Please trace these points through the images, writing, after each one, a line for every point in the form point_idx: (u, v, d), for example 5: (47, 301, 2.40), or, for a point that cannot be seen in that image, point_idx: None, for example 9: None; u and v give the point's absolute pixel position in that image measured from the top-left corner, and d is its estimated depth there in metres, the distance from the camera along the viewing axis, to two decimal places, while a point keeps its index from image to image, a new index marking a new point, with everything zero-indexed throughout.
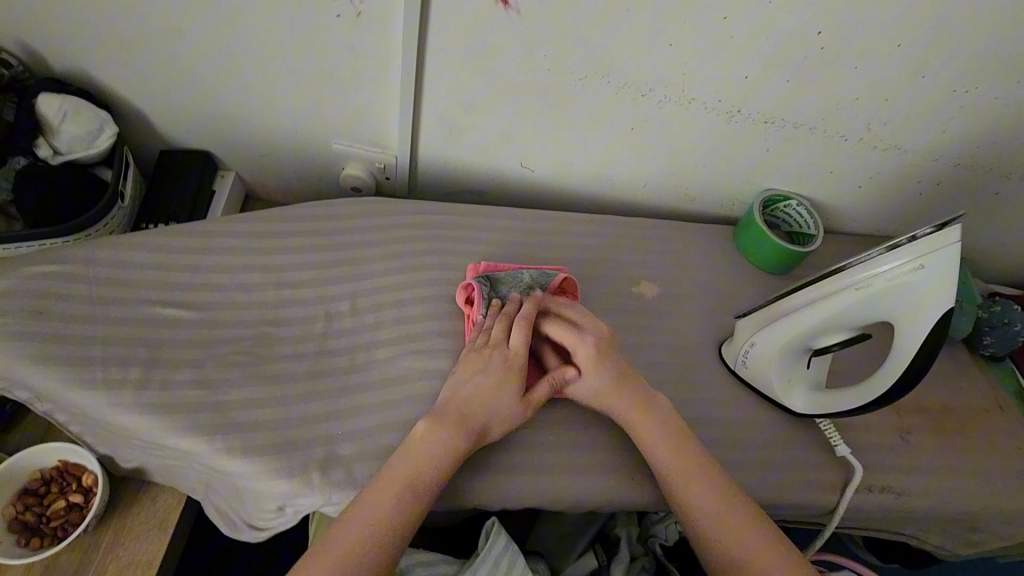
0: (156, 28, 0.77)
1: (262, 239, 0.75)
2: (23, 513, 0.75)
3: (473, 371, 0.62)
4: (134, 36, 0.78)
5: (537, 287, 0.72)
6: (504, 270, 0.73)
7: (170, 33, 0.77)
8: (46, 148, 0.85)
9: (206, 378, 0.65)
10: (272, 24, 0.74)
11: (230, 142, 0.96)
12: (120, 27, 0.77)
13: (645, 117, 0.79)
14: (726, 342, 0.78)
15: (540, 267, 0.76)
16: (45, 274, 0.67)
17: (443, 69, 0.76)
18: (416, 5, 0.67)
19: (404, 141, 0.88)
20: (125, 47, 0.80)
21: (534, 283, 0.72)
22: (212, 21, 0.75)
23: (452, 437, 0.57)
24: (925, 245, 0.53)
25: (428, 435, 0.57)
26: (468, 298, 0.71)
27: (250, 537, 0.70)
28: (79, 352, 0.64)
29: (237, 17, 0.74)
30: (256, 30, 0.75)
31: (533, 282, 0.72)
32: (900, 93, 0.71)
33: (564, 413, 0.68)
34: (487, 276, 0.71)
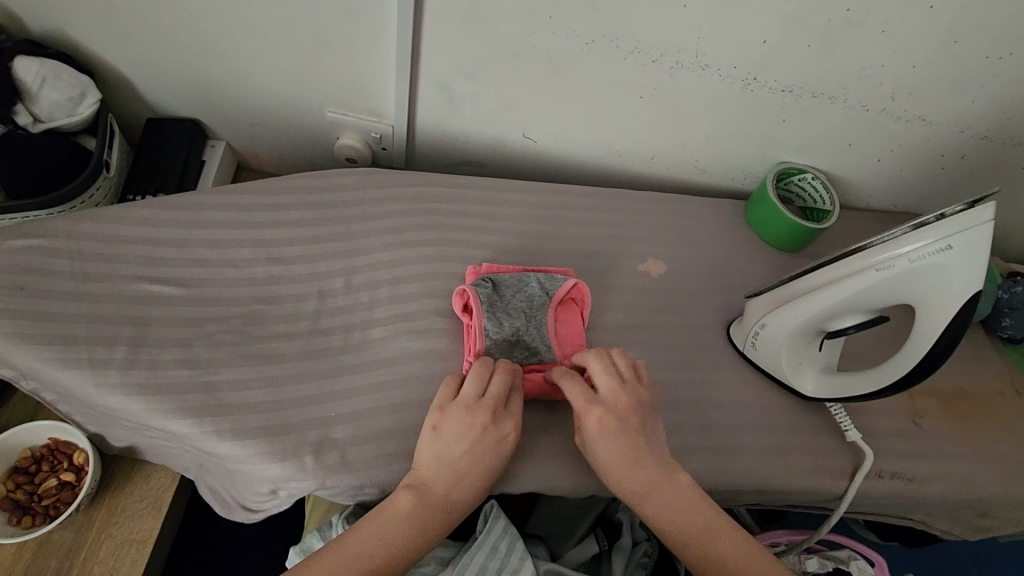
0: None
1: (252, 212, 0.72)
2: (14, 492, 0.74)
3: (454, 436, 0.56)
4: None
5: (545, 296, 0.68)
6: (507, 273, 0.69)
7: None
8: (26, 115, 0.80)
9: (194, 357, 0.62)
10: None
11: (219, 110, 0.92)
12: None
13: (654, 85, 0.75)
14: (735, 323, 0.75)
15: (549, 271, 0.72)
16: (24, 247, 0.64)
17: (441, 32, 0.72)
18: None
19: (401, 109, 0.84)
20: (104, 6, 0.75)
21: (541, 290, 0.68)
22: None
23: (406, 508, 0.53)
24: (955, 223, 0.50)
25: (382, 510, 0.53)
26: (465, 305, 0.67)
27: (245, 518, 0.68)
28: (62, 330, 0.61)
29: None
30: None
31: (541, 290, 0.68)
32: (929, 60, 0.67)
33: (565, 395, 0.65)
34: (489, 279, 0.68)
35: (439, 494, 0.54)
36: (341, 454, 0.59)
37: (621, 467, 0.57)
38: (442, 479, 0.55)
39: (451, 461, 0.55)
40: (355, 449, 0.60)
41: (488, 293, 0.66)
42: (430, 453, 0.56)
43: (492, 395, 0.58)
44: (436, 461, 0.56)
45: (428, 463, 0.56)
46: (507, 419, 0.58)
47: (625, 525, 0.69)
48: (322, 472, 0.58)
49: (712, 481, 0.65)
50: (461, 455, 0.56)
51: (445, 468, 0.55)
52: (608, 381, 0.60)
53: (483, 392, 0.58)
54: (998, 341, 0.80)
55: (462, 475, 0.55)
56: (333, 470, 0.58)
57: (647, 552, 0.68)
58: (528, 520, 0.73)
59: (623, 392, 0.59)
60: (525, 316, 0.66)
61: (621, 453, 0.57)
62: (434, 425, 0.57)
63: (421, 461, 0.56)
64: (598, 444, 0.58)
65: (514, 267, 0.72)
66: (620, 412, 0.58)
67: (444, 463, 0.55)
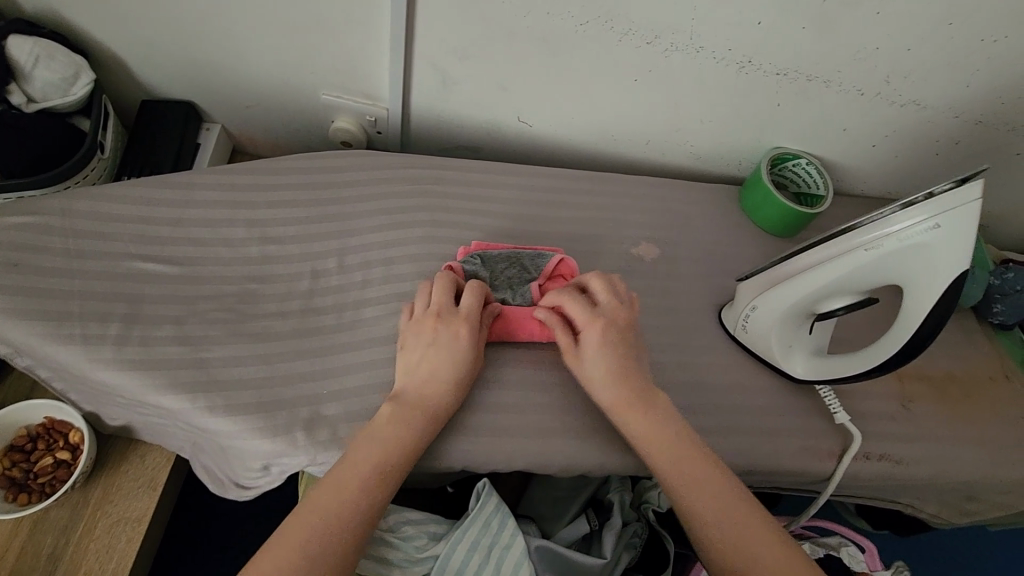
0: None
1: (245, 192, 0.72)
2: (11, 469, 0.74)
3: (421, 345, 0.60)
4: None
5: (532, 272, 0.68)
6: (497, 250, 0.69)
7: None
8: (19, 95, 0.80)
9: (187, 335, 0.63)
10: None
11: (215, 92, 0.92)
12: None
13: (649, 67, 0.74)
14: (727, 306, 0.75)
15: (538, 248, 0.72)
16: (17, 225, 0.64)
17: (435, 14, 0.72)
18: None
19: (395, 92, 0.84)
20: None
21: (528, 266, 0.68)
22: None
23: (402, 429, 0.55)
24: (943, 202, 0.50)
25: (380, 426, 0.55)
26: None
27: (238, 495, 0.69)
28: (55, 306, 0.61)
29: None
30: None
31: (528, 265, 0.68)
32: (923, 42, 0.67)
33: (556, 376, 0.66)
34: (479, 256, 0.68)
35: (415, 394, 0.58)
36: (333, 430, 0.60)
37: (610, 378, 0.59)
38: (415, 383, 0.58)
39: (418, 364, 0.59)
40: (346, 426, 0.60)
41: (478, 269, 0.66)
42: (401, 369, 0.60)
43: (437, 302, 0.61)
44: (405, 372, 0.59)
45: (403, 375, 0.59)
46: (453, 317, 0.60)
47: (615, 506, 0.69)
48: (314, 448, 0.59)
49: None
50: (422, 356, 0.59)
51: (415, 373, 0.59)
52: (608, 299, 0.63)
53: (430, 302, 0.62)
54: (989, 326, 0.80)
55: (431, 377, 0.58)
56: (324, 447, 0.59)
57: (636, 531, 0.69)
58: (520, 500, 0.73)
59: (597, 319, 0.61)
60: (513, 291, 0.67)
61: (609, 368, 0.60)
62: (405, 346, 0.61)
63: (399, 377, 0.60)
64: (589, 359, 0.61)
65: (504, 245, 0.71)
66: (613, 332, 0.61)
67: (413, 371, 0.59)
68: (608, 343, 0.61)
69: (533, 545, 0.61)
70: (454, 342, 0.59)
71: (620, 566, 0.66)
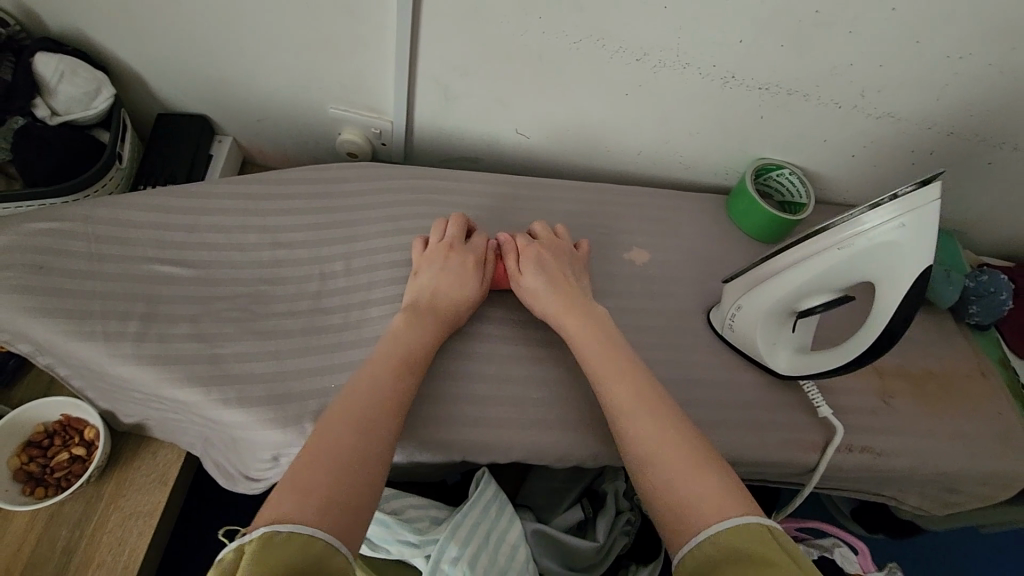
0: None
1: (257, 199, 0.76)
2: (28, 464, 0.77)
3: (436, 267, 0.68)
4: None
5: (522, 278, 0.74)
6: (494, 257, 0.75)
7: None
8: (44, 109, 0.85)
9: (202, 332, 0.66)
10: None
11: (227, 107, 0.97)
12: None
13: (638, 82, 0.79)
14: (715, 307, 0.79)
15: None
16: (43, 230, 0.68)
17: (438, 32, 0.76)
18: None
19: (400, 106, 0.88)
20: (122, 7, 0.80)
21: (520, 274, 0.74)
22: None
23: (413, 324, 0.63)
24: (906, 202, 0.54)
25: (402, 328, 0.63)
26: None
27: (248, 488, 0.72)
28: (78, 305, 0.65)
29: None
30: None
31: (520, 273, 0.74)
32: (893, 59, 0.71)
33: (552, 372, 0.69)
34: None
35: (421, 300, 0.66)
36: None
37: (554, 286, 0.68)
38: (425, 293, 0.67)
39: (431, 277, 0.68)
40: None
41: None
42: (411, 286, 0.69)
43: (450, 237, 0.71)
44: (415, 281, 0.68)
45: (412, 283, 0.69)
46: (466, 248, 0.70)
47: (609, 495, 0.72)
48: None
49: None
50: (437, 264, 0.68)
51: (429, 288, 0.67)
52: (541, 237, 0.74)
53: (445, 237, 0.71)
54: (966, 327, 0.84)
55: (446, 289, 0.67)
56: None
57: (629, 519, 0.72)
58: (519, 490, 0.76)
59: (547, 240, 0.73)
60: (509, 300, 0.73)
61: (551, 278, 0.69)
62: (416, 272, 0.69)
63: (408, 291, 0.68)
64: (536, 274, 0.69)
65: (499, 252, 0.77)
66: (554, 254, 0.72)
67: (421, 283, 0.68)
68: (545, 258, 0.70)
69: (528, 529, 0.65)
70: (467, 267, 0.69)
71: (614, 550, 0.69)
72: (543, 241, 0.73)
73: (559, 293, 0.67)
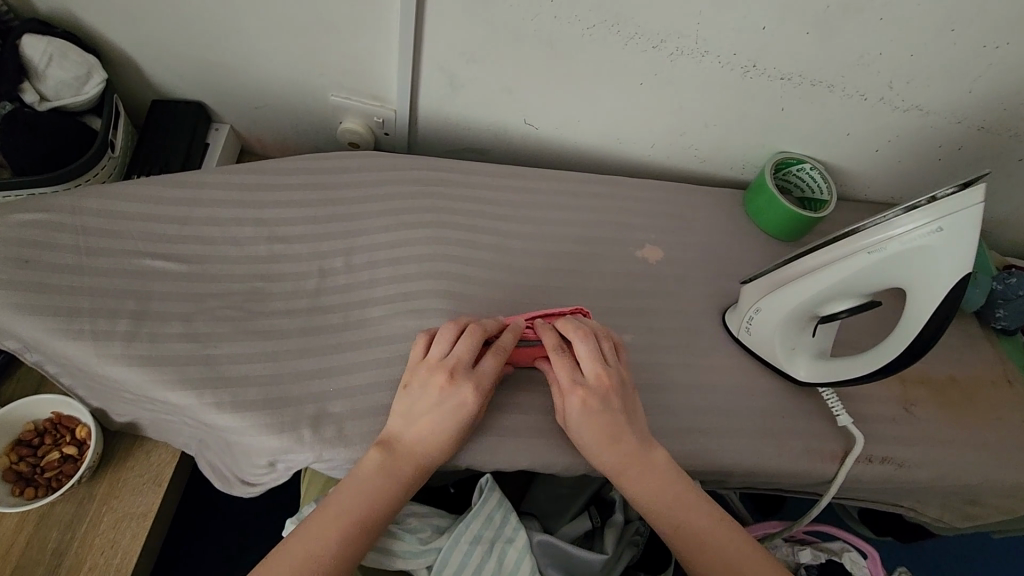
0: None
1: (254, 191, 0.73)
2: (18, 463, 0.75)
3: (425, 400, 0.57)
4: None
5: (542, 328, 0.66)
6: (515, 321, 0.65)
7: None
8: (33, 94, 0.81)
9: (195, 331, 0.63)
10: None
11: (224, 93, 0.93)
12: None
13: (654, 71, 0.75)
14: (730, 309, 0.76)
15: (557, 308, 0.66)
16: (28, 222, 0.65)
17: (444, 16, 0.72)
18: None
19: (403, 94, 0.84)
20: None
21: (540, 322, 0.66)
22: None
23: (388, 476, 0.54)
24: (946, 206, 0.51)
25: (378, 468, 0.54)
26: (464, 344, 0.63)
27: (243, 492, 0.70)
28: (65, 302, 0.62)
29: None
30: None
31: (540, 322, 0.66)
32: (925, 49, 0.67)
33: None
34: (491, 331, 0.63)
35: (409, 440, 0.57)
36: (338, 428, 0.60)
37: (603, 442, 0.57)
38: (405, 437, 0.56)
39: (417, 416, 0.57)
40: (352, 424, 0.61)
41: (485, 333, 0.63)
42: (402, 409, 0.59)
43: (455, 356, 0.58)
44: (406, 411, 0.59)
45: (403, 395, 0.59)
46: (468, 379, 0.58)
47: (618, 504, 0.69)
48: (319, 446, 0.59)
49: (704, 462, 0.66)
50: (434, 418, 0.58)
51: (412, 426, 0.57)
52: (592, 365, 0.59)
53: (449, 351, 0.59)
54: (991, 331, 0.81)
55: (428, 436, 0.56)
56: (330, 444, 0.59)
57: (639, 529, 0.69)
58: (525, 494, 0.73)
59: (602, 373, 0.59)
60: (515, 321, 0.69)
61: (596, 432, 0.57)
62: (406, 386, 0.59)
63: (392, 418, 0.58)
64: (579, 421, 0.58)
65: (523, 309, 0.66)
66: (603, 395, 0.58)
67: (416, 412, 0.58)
68: (590, 408, 0.57)
69: (534, 539, 0.62)
70: (459, 411, 0.57)
71: (622, 562, 0.66)
72: (588, 371, 0.59)
73: (608, 448, 0.57)
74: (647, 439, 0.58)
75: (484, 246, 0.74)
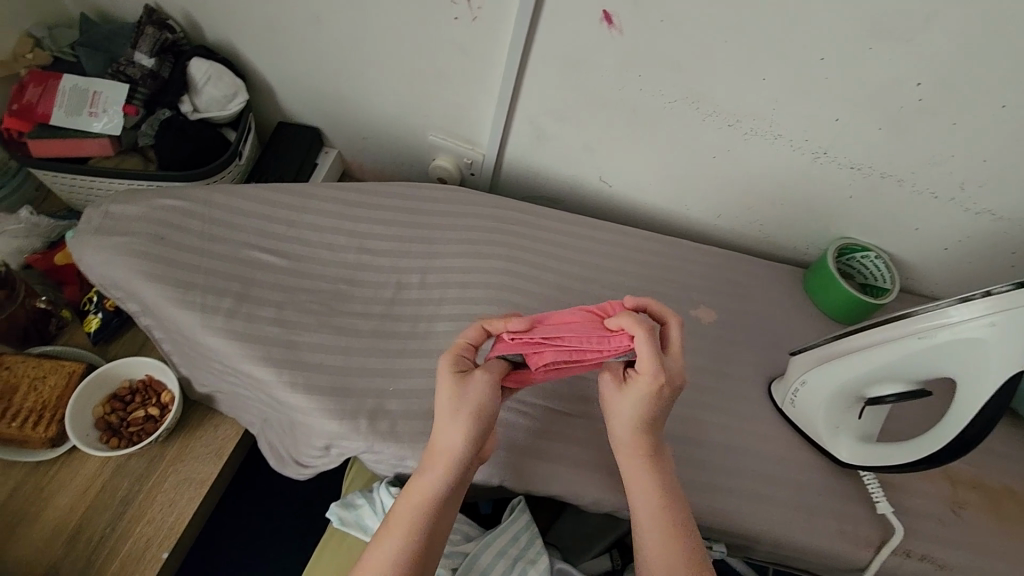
0: (297, 14, 0.87)
1: (353, 207, 0.82)
2: (109, 415, 0.85)
3: (448, 409, 0.54)
4: (279, 20, 0.89)
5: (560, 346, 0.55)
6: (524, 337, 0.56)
7: (308, 20, 0.87)
8: (188, 104, 0.97)
9: (284, 317, 0.71)
10: (397, 22, 0.83)
11: (339, 123, 1.06)
12: (270, 11, 0.88)
13: (727, 147, 0.81)
14: (776, 380, 0.77)
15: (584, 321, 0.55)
16: (168, 206, 0.77)
17: (541, 80, 0.82)
18: (527, 17, 0.73)
19: (493, 141, 0.94)
20: (270, 28, 0.92)
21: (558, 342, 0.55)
22: (346, 13, 0.84)
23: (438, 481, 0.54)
24: (1000, 301, 0.52)
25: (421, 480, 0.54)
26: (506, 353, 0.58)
27: (296, 473, 0.76)
28: (183, 275, 0.72)
29: (368, 11, 0.83)
30: (381, 25, 0.84)
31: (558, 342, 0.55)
32: (1001, 156, 0.70)
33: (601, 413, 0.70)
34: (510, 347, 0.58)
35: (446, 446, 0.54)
36: (391, 424, 0.65)
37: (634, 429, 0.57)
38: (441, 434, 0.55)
39: (450, 419, 0.54)
40: (403, 423, 0.66)
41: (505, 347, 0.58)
42: (437, 413, 0.55)
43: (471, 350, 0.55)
44: (447, 422, 0.54)
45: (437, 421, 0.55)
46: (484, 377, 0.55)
47: None
48: (373, 437, 0.64)
49: (731, 524, 0.66)
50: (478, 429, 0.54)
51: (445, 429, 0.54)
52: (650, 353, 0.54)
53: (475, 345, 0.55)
54: None
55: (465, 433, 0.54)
56: (382, 437, 0.64)
57: None
58: (551, 526, 0.75)
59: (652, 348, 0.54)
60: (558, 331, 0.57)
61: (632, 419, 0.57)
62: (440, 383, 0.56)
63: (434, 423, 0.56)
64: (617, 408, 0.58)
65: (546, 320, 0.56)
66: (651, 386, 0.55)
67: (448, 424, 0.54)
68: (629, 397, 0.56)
69: (555, 566, 0.64)
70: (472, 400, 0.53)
71: None
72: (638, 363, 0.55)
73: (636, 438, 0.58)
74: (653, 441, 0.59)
75: (547, 284, 0.80)
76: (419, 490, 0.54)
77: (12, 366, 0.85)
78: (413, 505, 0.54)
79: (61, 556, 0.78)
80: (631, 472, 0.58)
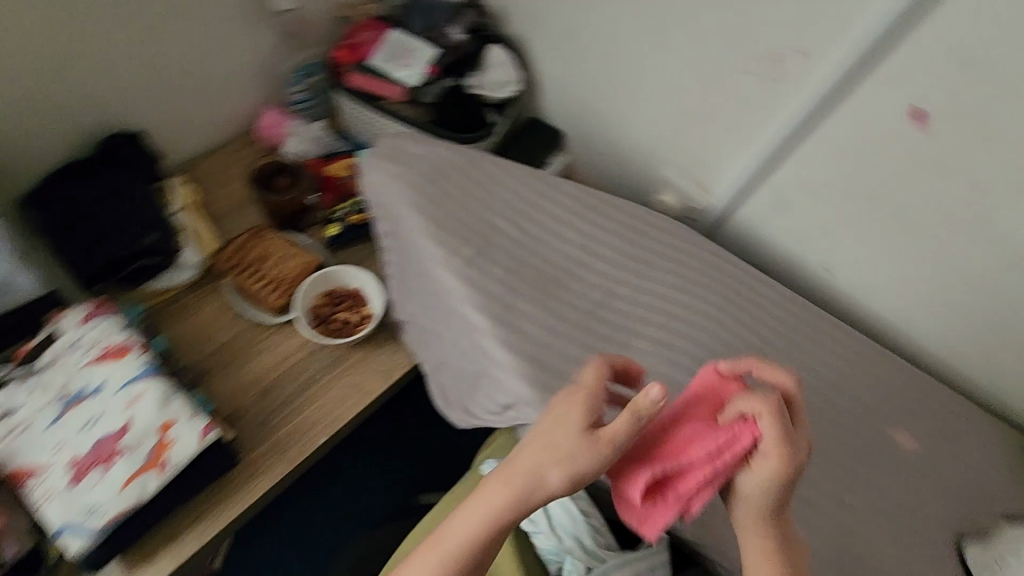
0: (611, 37, 1.00)
1: (589, 210, 0.89)
2: (322, 306, 0.99)
3: (546, 445, 0.53)
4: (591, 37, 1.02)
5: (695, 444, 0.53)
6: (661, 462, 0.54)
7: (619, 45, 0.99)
8: (471, 79, 1.10)
9: (511, 282, 0.78)
10: (702, 68, 0.91)
11: (586, 137, 1.16)
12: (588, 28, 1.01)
13: (985, 277, 0.81)
14: (969, 537, 0.76)
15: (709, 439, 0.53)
16: (446, 157, 0.88)
17: (819, 156, 0.86)
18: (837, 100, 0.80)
19: (733, 195, 0.97)
20: (577, 40, 1.04)
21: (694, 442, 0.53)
22: (658, 47, 0.95)
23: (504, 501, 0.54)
24: None
25: (489, 493, 0.54)
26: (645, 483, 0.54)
27: (459, 420, 0.82)
28: (442, 217, 0.82)
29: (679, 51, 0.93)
30: (684, 66, 0.93)
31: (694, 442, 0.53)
32: None
33: None
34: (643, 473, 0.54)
35: (525, 475, 0.54)
36: None
37: (755, 497, 0.54)
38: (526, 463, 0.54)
39: (541, 455, 0.53)
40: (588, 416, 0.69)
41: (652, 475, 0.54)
42: (529, 445, 0.54)
43: (594, 395, 0.54)
44: (540, 458, 0.53)
45: (525, 450, 0.54)
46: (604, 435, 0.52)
47: None
48: None
49: None
50: (567, 472, 0.52)
51: (535, 464, 0.53)
52: (773, 428, 0.52)
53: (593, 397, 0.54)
54: None
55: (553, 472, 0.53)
56: None
57: None
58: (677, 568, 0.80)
59: (775, 421, 0.52)
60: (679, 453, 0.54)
61: (757, 485, 0.53)
62: (553, 410, 0.55)
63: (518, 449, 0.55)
64: (741, 475, 0.54)
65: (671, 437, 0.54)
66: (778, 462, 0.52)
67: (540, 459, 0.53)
68: (756, 465, 0.53)
69: None
70: (573, 445, 0.52)
71: None
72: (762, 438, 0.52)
73: (755, 504, 0.55)
74: (780, 504, 0.55)
75: (744, 344, 0.82)
76: (489, 509, 0.54)
77: (270, 241, 1.02)
78: (478, 518, 0.54)
79: (249, 405, 0.92)
80: (744, 527, 0.57)
